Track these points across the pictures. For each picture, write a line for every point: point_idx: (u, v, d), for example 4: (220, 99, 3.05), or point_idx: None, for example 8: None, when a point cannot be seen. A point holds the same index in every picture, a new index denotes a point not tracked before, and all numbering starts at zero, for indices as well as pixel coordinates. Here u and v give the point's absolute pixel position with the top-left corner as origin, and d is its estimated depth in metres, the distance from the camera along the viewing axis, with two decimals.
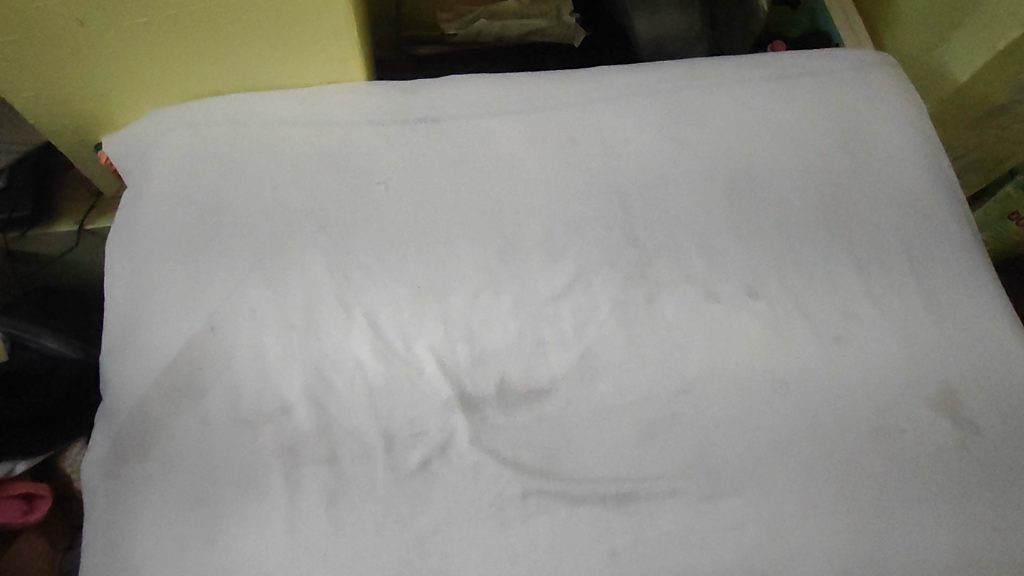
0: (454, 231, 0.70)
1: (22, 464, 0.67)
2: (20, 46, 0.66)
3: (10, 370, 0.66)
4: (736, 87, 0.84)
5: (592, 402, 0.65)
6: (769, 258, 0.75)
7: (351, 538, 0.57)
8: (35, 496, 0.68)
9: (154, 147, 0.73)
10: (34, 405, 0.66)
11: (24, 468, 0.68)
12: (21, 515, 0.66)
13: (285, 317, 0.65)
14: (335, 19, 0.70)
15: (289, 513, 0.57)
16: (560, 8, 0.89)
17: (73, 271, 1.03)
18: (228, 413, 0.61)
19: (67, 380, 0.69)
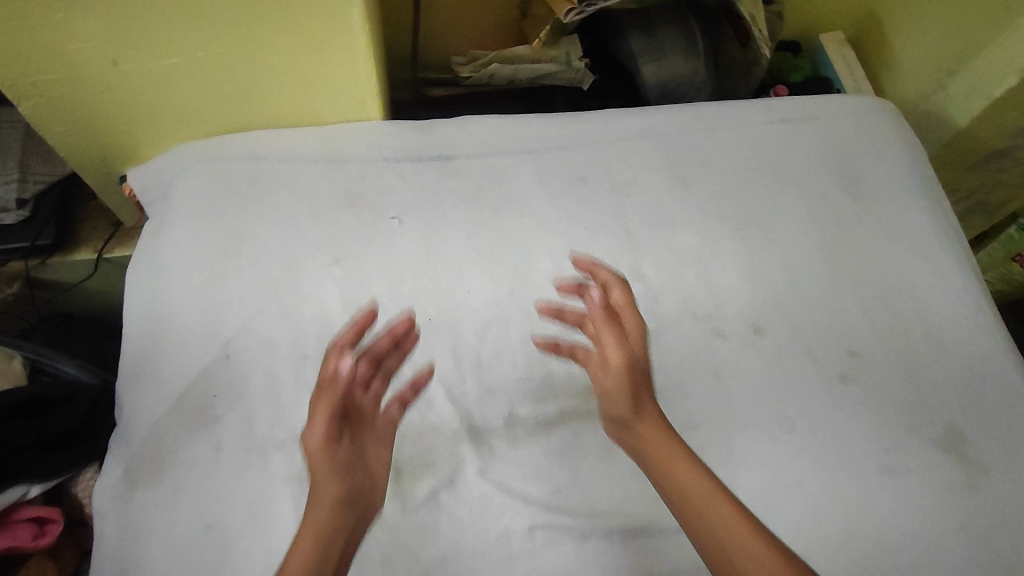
0: (466, 265, 0.72)
1: (36, 488, 0.65)
2: (58, 83, 0.69)
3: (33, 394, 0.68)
4: (740, 131, 0.87)
5: (599, 435, 0.65)
6: (774, 296, 0.76)
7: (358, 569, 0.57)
8: (46, 521, 0.66)
9: (177, 180, 0.76)
10: (50, 429, 0.68)
11: (39, 492, 0.65)
12: (32, 539, 0.64)
13: (299, 346, 0.66)
14: (357, 60, 0.74)
15: None
16: (570, 53, 0.91)
17: (93, 296, 1.07)
18: (240, 440, 0.62)
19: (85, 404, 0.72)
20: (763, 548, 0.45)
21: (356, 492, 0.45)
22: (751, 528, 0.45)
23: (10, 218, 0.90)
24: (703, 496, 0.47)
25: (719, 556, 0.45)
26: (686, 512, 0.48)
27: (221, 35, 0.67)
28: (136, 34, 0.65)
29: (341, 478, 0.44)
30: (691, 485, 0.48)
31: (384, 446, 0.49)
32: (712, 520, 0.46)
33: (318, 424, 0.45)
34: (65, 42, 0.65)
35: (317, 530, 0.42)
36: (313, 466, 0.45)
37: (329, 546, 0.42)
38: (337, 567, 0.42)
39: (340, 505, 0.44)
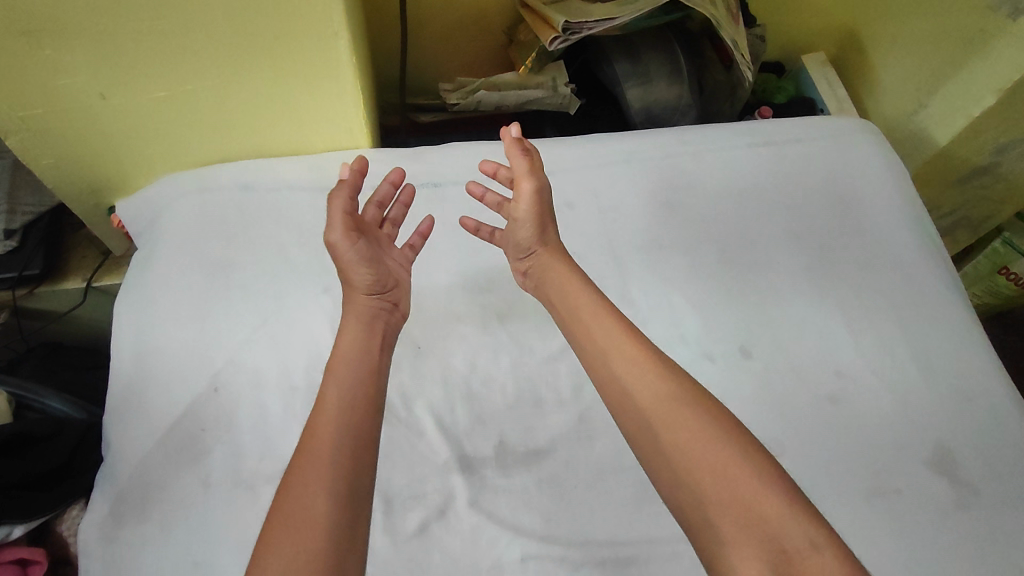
0: (456, 293, 0.72)
1: (20, 528, 0.64)
2: (45, 117, 0.70)
3: (17, 432, 0.68)
4: (724, 154, 0.88)
5: (590, 462, 0.65)
6: (761, 318, 0.77)
7: None
8: (30, 562, 0.63)
9: (166, 211, 0.76)
10: (34, 467, 0.67)
11: (21, 533, 0.64)
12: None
13: (288, 377, 0.66)
14: (345, 90, 0.75)
15: None
16: (556, 80, 0.93)
17: (82, 324, 1.06)
18: (228, 474, 0.61)
19: (71, 440, 0.71)
20: (642, 354, 0.55)
21: (380, 279, 0.62)
22: (639, 345, 0.56)
23: None
24: (591, 313, 0.60)
25: (595, 353, 0.57)
26: (571, 322, 0.61)
27: (210, 69, 0.68)
28: (125, 69, 0.66)
29: (369, 263, 0.61)
30: (586, 301, 0.61)
31: (401, 262, 0.67)
32: (600, 331, 0.58)
33: (336, 226, 0.60)
34: (53, 78, 0.65)
35: (364, 305, 0.61)
36: (339, 249, 0.60)
37: (369, 325, 0.60)
38: (378, 338, 0.60)
39: (371, 284, 0.61)
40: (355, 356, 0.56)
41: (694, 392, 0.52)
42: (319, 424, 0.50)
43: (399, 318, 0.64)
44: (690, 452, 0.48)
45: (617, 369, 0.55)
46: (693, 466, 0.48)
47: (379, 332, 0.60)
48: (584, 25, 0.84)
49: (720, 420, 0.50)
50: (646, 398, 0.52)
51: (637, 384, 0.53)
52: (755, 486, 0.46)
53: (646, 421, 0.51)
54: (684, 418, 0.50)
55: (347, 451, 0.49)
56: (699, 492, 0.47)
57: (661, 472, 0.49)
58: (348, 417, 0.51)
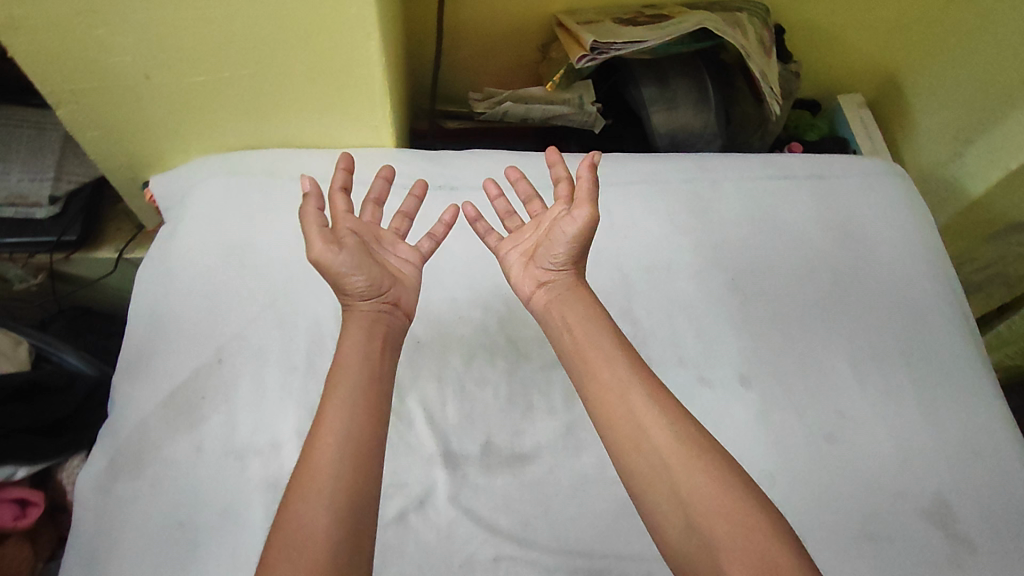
0: (460, 293, 0.74)
1: (24, 470, 0.67)
2: (93, 91, 0.74)
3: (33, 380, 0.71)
4: (743, 183, 0.88)
5: (575, 472, 0.65)
6: (765, 348, 0.76)
7: None
8: (29, 503, 0.67)
9: (195, 190, 0.80)
10: (45, 414, 0.70)
11: (25, 474, 0.67)
12: (13, 520, 0.65)
13: (289, 358, 0.68)
14: (373, 89, 0.78)
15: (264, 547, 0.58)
16: (583, 98, 0.95)
17: (111, 293, 1.12)
18: (220, 443, 0.63)
19: (82, 393, 0.74)
20: (658, 394, 0.55)
21: (375, 281, 0.59)
22: (653, 384, 0.56)
23: (41, 214, 0.97)
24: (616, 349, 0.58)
25: (609, 391, 0.55)
26: (584, 355, 0.58)
27: (246, 59, 0.72)
28: (168, 53, 0.70)
29: (369, 269, 0.59)
30: (615, 337, 0.59)
31: (406, 258, 0.64)
32: (626, 372, 0.56)
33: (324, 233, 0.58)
34: (101, 56, 0.70)
35: (360, 314, 0.58)
36: (322, 262, 0.57)
37: (371, 326, 0.58)
38: (374, 327, 0.58)
39: (367, 289, 0.58)
40: (357, 370, 0.54)
41: (703, 434, 0.53)
42: (318, 441, 0.50)
43: (404, 318, 0.61)
44: (697, 492, 0.49)
45: (636, 408, 0.54)
46: (697, 506, 0.49)
47: (379, 321, 0.58)
48: (612, 45, 0.85)
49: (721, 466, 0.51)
50: (658, 447, 0.52)
51: (652, 426, 0.53)
52: (756, 531, 0.47)
53: (656, 463, 0.51)
54: (695, 463, 0.50)
55: (349, 468, 0.49)
56: (695, 523, 0.48)
57: (661, 507, 0.50)
58: (347, 430, 0.51)
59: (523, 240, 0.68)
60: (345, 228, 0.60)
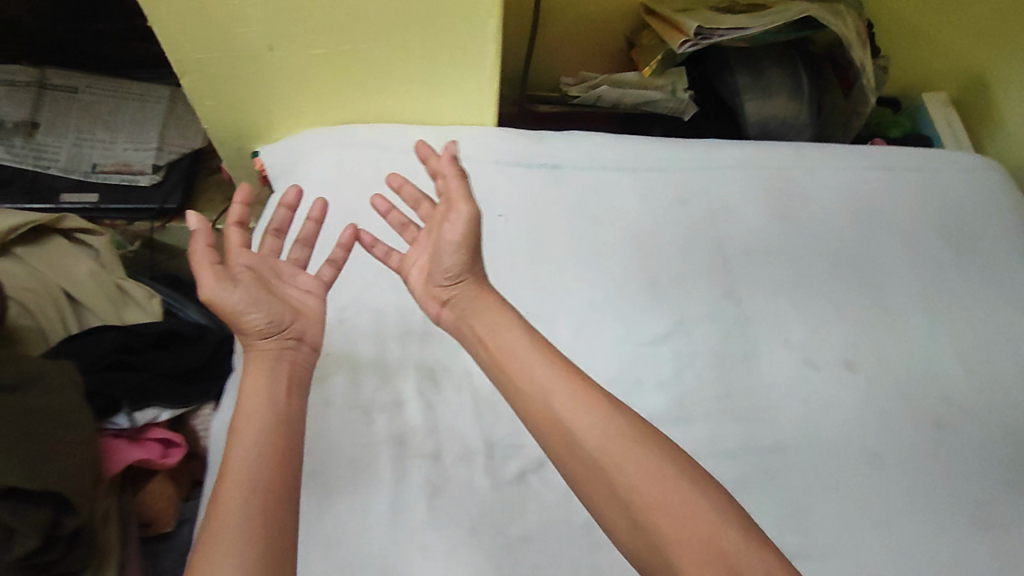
0: (565, 268, 0.77)
1: (167, 413, 0.69)
2: (217, 63, 0.77)
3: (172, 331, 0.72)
4: (841, 171, 0.88)
5: (688, 444, 0.68)
6: (869, 334, 0.76)
7: (449, 528, 0.61)
8: (171, 443, 0.69)
9: (308, 160, 0.83)
10: (182, 363, 0.71)
11: (167, 417, 0.70)
12: (160, 457, 0.67)
13: (406, 320, 0.71)
14: (484, 67, 0.79)
15: (395, 496, 0.62)
16: (676, 84, 0.95)
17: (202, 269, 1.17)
18: (347, 397, 0.66)
19: (214, 346, 0.74)
20: (587, 391, 0.49)
21: (275, 317, 0.54)
22: (580, 380, 0.50)
23: (145, 181, 1.03)
24: (541, 348, 0.53)
25: (533, 396, 0.50)
26: (504, 364, 0.53)
27: (366, 33, 0.74)
28: (294, 24, 0.73)
29: (265, 305, 0.54)
30: (533, 335, 0.54)
31: (307, 289, 0.59)
32: (554, 370, 0.50)
33: (209, 267, 0.54)
34: (232, 25, 0.72)
35: (261, 353, 0.53)
36: (215, 302, 0.53)
37: (272, 367, 0.53)
38: (278, 366, 0.53)
39: (266, 327, 0.53)
40: (261, 411, 0.50)
41: (634, 419, 0.48)
42: (219, 502, 0.44)
43: (312, 352, 0.56)
44: (637, 481, 0.45)
45: (560, 408, 0.49)
46: (641, 498, 0.44)
47: (278, 356, 0.54)
48: (715, 32, 0.85)
49: (661, 450, 0.46)
50: (592, 439, 0.47)
51: (586, 428, 0.47)
52: (699, 514, 0.43)
53: (588, 461, 0.46)
54: (627, 460, 0.45)
55: (259, 523, 0.44)
56: (636, 517, 0.44)
57: (602, 502, 0.46)
58: (251, 479, 0.45)
59: (413, 257, 0.63)
60: (239, 263, 0.55)
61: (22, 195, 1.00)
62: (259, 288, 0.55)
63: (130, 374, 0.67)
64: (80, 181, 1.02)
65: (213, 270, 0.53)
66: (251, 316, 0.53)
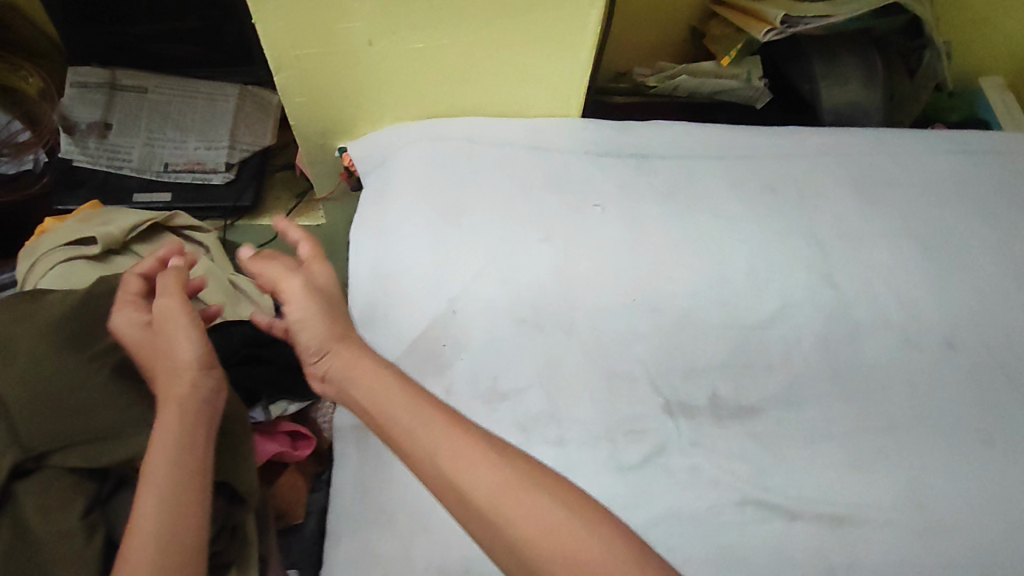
0: (665, 255, 0.77)
1: (293, 406, 0.77)
2: (315, 58, 0.77)
3: None
4: (924, 155, 0.89)
5: (801, 426, 0.69)
6: (966, 315, 0.77)
7: None
8: (299, 435, 0.77)
9: (401, 154, 0.83)
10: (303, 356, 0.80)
11: (294, 410, 0.77)
12: (293, 448, 0.75)
13: (516, 310, 0.72)
14: (579, 58, 0.80)
15: None
16: (751, 73, 0.96)
17: None
18: (468, 387, 0.68)
19: None
20: (469, 440, 0.48)
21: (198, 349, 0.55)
22: (464, 425, 0.49)
23: (218, 180, 1.03)
24: (422, 404, 0.50)
25: (417, 455, 0.48)
26: (385, 425, 0.50)
27: (466, 25, 0.75)
28: (397, 18, 0.73)
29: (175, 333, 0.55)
30: (406, 391, 0.51)
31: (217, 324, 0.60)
32: (434, 423, 0.49)
33: (135, 314, 0.57)
34: (337, 20, 0.73)
35: (175, 386, 0.53)
36: (131, 344, 0.56)
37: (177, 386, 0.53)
38: (181, 379, 0.53)
39: (190, 360, 0.54)
40: (170, 456, 0.49)
41: (522, 461, 0.47)
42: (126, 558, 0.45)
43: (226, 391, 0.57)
44: (527, 528, 0.44)
45: (445, 463, 0.47)
46: (529, 547, 0.43)
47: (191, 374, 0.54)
48: (801, 20, 0.86)
49: (553, 487, 0.46)
50: (479, 491, 0.45)
51: (483, 478, 0.45)
52: (593, 551, 0.43)
53: (480, 515, 0.45)
54: (526, 499, 0.45)
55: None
56: (532, 564, 0.43)
57: (501, 554, 0.44)
58: (164, 526, 0.46)
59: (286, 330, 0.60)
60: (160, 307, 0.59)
61: (94, 193, 1.01)
62: (174, 319, 0.56)
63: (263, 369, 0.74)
64: (152, 181, 1.03)
65: (128, 310, 0.58)
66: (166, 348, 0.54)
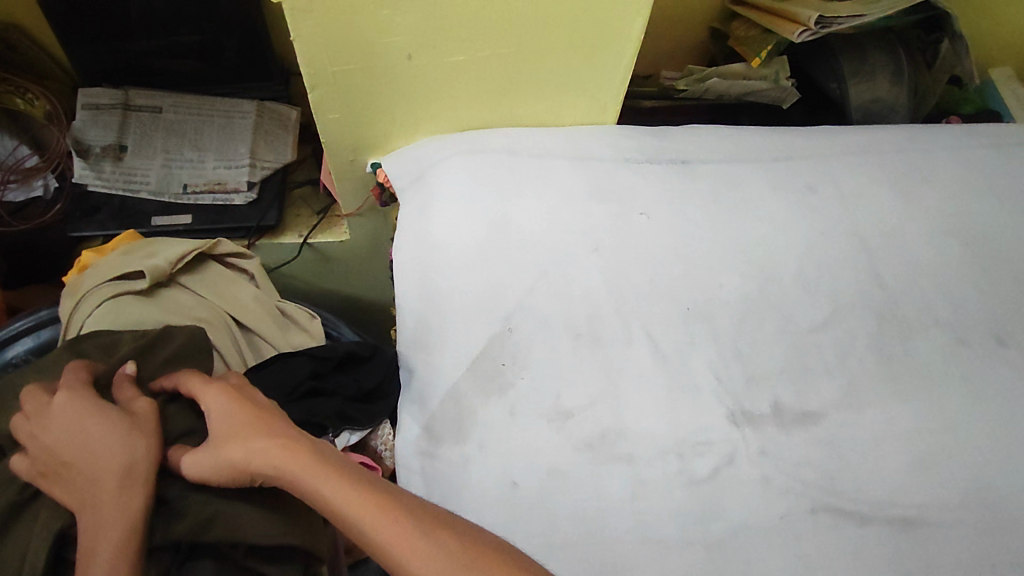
0: (714, 261, 0.77)
1: (355, 435, 0.79)
2: (352, 74, 0.75)
3: (345, 355, 0.81)
4: (955, 151, 0.90)
5: (865, 429, 0.69)
6: (1012, 310, 0.78)
7: (655, 527, 0.61)
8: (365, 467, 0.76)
9: (440, 168, 0.81)
10: (358, 384, 0.81)
11: (357, 439, 0.79)
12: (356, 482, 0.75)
13: (572, 325, 0.71)
14: (618, 66, 0.80)
15: (597, 500, 0.62)
16: (779, 73, 0.97)
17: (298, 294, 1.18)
18: (530, 406, 0.66)
19: (384, 367, 0.83)
20: (398, 527, 0.49)
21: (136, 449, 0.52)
22: (395, 514, 0.49)
23: (240, 200, 1.00)
24: (351, 509, 0.49)
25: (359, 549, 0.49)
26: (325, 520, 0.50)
27: (508, 38, 0.74)
28: (439, 33, 0.72)
29: (128, 438, 0.53)
30: (328, 500, 0.50)
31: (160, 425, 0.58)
32: (365, 525, 0.49)
33: (75, 401, 0.55)
34: (377, 36, 0.71)
35: (109, 480, 0.50)
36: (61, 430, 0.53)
37: (120, 497, 0.50)
38: (128, 487, 0.50)
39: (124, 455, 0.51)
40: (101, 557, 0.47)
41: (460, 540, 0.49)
42: None
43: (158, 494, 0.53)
44: None
45: (385, 555, 0.48)
46: None
47: (138, 483, 0.51)
48: (835, 21, 0.86)
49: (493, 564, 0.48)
50: None
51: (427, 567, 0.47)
52: None
53: None
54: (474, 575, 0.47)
55: None
56: None
57: None
58: None
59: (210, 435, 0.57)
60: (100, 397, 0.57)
61: (111, 219, 0.97)
62: (132, 422, 0.54)
63: (324, 402, 0.77)
64: (171, 204, 0.99)
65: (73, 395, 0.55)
66: (100, 444, 0.52)
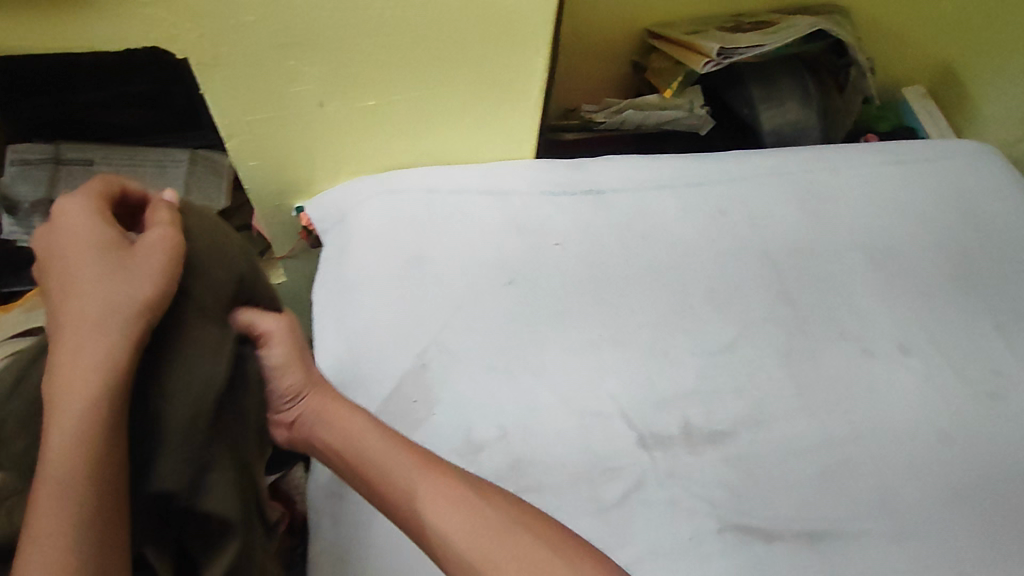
0: (626, 288, 0.79)
1: None
2: (266, 123, 0.77)
3: None
4: (861, 168, 0.94)
5: (773, 446, 0.71)
6: (915, 319, 0.81)
7: None
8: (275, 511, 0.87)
9: (359, 210, 0.83)
10: None
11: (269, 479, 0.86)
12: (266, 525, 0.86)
13: (486, 358, 0.72)
14: (528, 102, 0.83)
15: None
16: (693, 102, 1.01)
17: None
18: (442, 440, 0.67)
19: None
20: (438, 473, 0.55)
21: (132, 279, 0.49)
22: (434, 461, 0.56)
23: None
24: (399, 454, 0.57)
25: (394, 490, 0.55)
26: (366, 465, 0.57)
27: (417, 80, 0.77)
28: (347, 80, 0.74)
29: (125, 268, 0.50)
30: (377, 443, 0.58)
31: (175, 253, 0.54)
32: (407, 466, 0.56)
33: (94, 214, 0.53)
34: (287, 86, 0.73)
35: (103, 298, 0.48)
36: (77, 238, 0.51)
37: (107, 328, 0.48)
38: (122, 315, 0.48)
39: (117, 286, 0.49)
40: (90, 373, 0.46)
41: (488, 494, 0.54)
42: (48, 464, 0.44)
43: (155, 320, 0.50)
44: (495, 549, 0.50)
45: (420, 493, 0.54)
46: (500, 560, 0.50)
47: (127, 315, 0.48)
48: (737, 50, 0.93)
49: (516, 511, 0.53)
50: (449, 516, 0.52)
51: (452, 506, 0.52)
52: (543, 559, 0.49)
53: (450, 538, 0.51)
54: (495, 519, 0.52)
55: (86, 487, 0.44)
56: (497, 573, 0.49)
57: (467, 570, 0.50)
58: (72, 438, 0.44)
59: None
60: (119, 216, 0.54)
61: None
62: (139, 248, 0.51)
63: None
64: None
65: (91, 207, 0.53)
66: (103, 263, 0.50)
